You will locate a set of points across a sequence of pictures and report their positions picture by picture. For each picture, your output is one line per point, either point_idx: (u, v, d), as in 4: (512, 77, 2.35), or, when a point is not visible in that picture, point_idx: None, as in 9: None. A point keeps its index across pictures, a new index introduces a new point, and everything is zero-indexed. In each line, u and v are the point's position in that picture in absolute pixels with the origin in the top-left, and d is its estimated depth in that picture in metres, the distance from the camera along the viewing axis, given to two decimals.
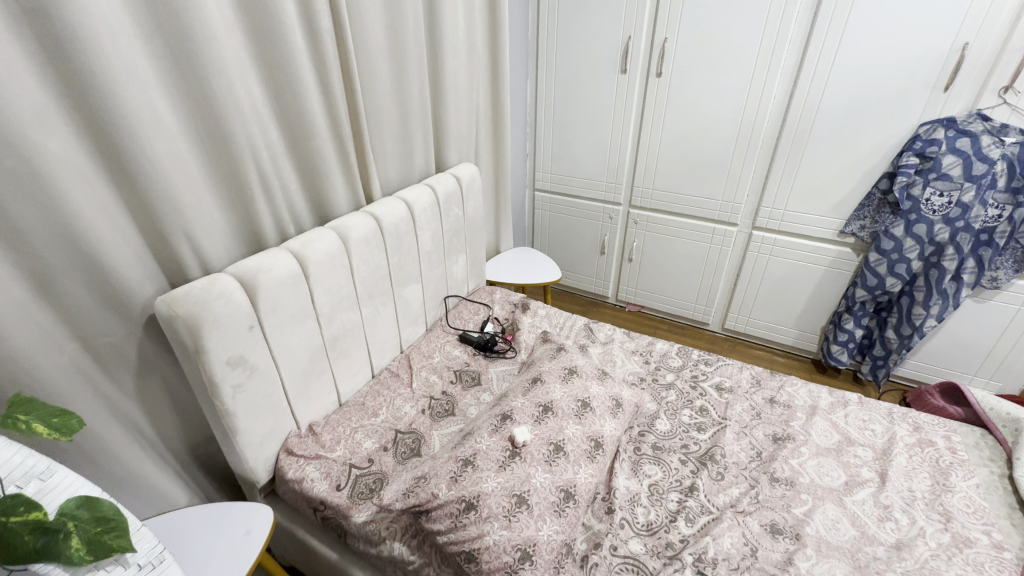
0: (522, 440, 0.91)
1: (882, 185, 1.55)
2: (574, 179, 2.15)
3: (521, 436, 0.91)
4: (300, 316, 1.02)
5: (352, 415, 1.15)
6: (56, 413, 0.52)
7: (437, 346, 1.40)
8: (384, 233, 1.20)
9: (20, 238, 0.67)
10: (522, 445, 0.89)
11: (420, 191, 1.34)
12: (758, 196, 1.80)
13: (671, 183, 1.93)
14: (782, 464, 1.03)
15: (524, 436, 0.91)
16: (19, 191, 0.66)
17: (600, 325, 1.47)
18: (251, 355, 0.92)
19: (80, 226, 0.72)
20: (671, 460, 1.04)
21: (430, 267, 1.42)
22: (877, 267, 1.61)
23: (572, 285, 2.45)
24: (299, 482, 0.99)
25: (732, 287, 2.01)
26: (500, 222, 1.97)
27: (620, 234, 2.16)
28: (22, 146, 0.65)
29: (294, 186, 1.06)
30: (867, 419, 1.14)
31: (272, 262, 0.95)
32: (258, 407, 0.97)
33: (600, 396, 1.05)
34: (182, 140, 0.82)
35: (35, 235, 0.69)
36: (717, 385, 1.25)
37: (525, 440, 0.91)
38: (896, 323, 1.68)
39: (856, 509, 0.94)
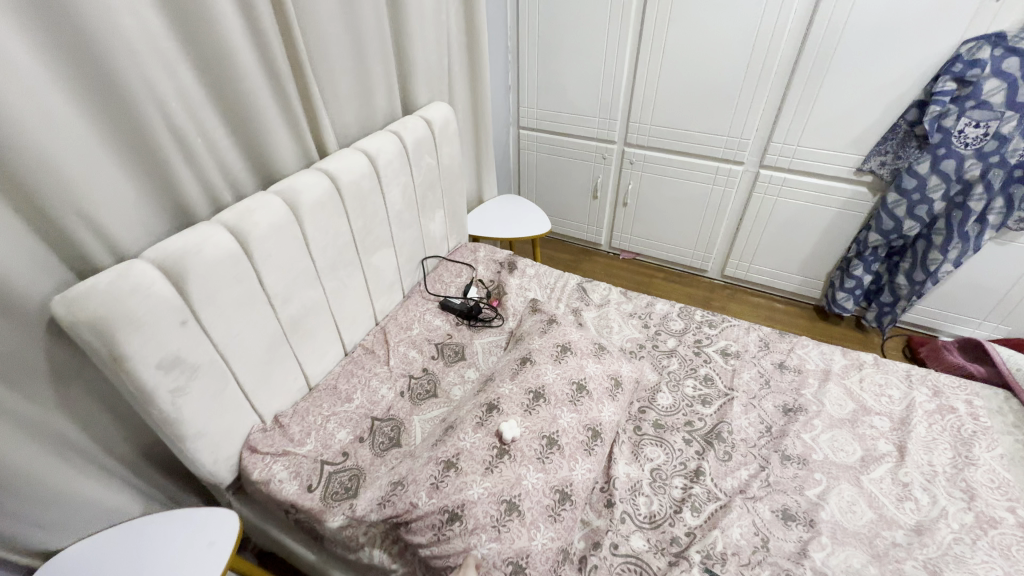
0: (511, 437, 0.80)
1: (910, 116, 1.38)
2: (563, 114, 1.92)
3: (509, 432, 0.80)
4: (249, 301, 0.87)
5: (324, 401, 1.04)
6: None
7: (416, 315, 1.26)
8: (342, 194, 1.02)
9: None
10: (511, 443, 0.79)
11: (384, 139, 1.14)
12: (769, 130, 1.61)
13: (672, 117, 1.72)
14: (793, 440, 0.95)
15: (513, 432, 0.80)
16: None
17: (594, 285, 1.35)
18: (189, 353, 0.78)
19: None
20: (674, 440, 0.96)
21: (402, 228, 1.25)
22: (895, 209, 1.47)
23: (562, 233, 2.29)
24: (265, 484, 0.89)
25: (734, 232, 1.87)
26: (481, 167, 1.77)
27: (614, 176, 1.98)
28: None
29: (225, 141, 0.87)
30: (884, 384, 1.06)
31: (202, 242, 0.77)
32: (209, 407, 0.85)
33: (598, 377, 0.93)
34: (51, 89, 0.62)
35: None
36: (722, 351, 1.14)
37: (515, 436, 0.80)
38: (908, 269, 1.57)
39: (873, 488, 0.87)
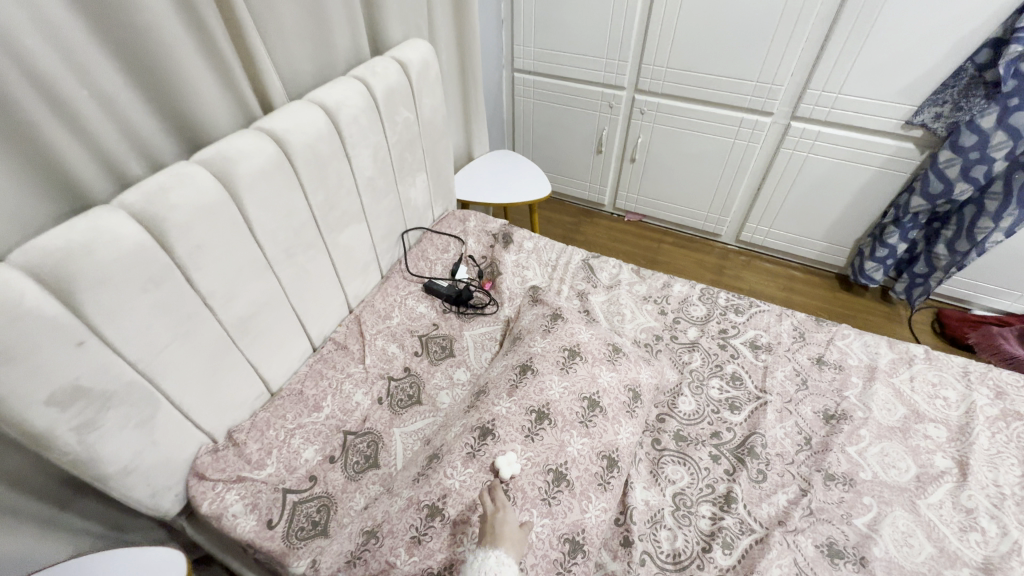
0: (510, 477, 0.65)
1: (981, 58, 1.16)
2: (565, 55, 1.66)
3: (507, 469, 0.65)
4: (176, 305, 0.68)
5: (288, 411, 0.88)
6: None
7: (396, 301, 1.09)
8: (294, 160, 0.81)
9: None
10: (509, 485, 0.64)
11: (347, 87, 0.91)
12: (806, 75, 1.38)
13: (692, 58, 1.47)
14: (838, 455, 0.82)
15: (511, 468, 0.65)
16: None
17: (602, 262, 1.17)
18: (94, 380, 0.60)
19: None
20: (699, 457, 0.82)
21: (376, 198, 1.05)
22: (946, 169, 1.27)
23: (562, 191, 2.08)
24: (216, 520, 0.74)
25: (754, 192, 1.67)
26: (470, 119, 1.53)
27: (622, 128, 1.74)
28: None
29: (124, 95, 0.65)
30: (938, 383, 0.92)
31: (95, 237, 0.57)
32: (136, 438, 0.68)
33: (614, 389, 0.77)
34: None
35: None
36: (752, 343, 0.99)
37: (515, 474, 0.65)
38: (951, 237, 1.40)
39: (932, 516, 0.75)
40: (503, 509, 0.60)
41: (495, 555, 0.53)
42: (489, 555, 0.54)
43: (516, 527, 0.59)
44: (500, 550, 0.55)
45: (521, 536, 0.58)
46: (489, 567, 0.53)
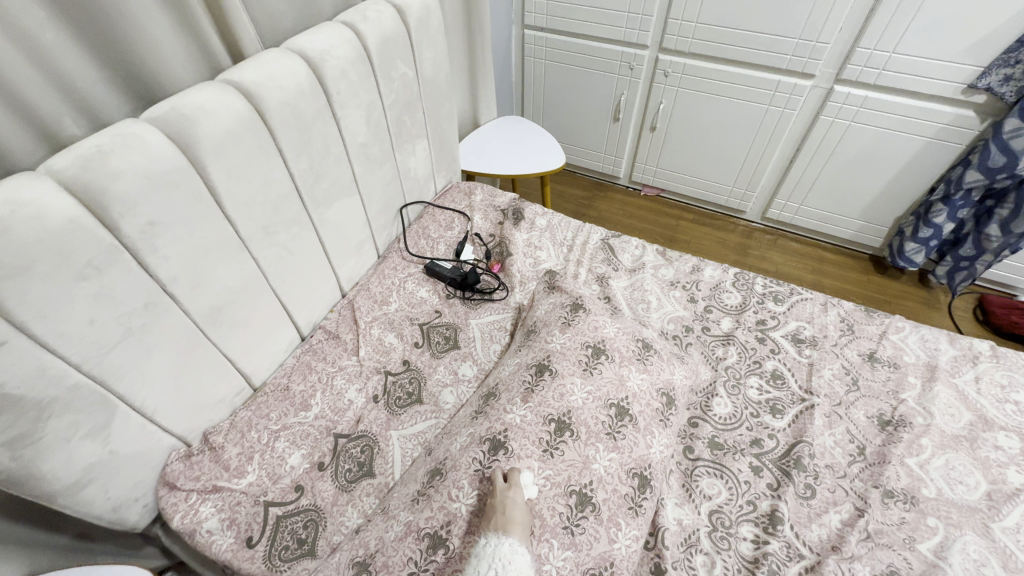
0: (529, 501, 0.55)
1: None
2: (581, 8, 1.49)
3: (527, 492, 0.55)
4: (126, 295, 0.57)
5: (272, 409, 0.78)
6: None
7: (394, 284, 0.97)
8: (270, 122, 0.69)
9: None
10: (532, 508, 0.54)
11: (334, 35, 0.77)
12: (856, 31, 1.22)
13: (726, 12, 1.31)
14: (896, 468, 0.72)
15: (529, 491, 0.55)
16: None
17: (624, 242, 1.05)
18: (22, 386, 0.50)
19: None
20: (738, 469, 0.72)
21: (370, 168, 0.92)
22: (1011, 140, 1.13)
23: (574, 162, 1.93)
24: (189, 537, 0.65)
25: (786, 165, 1.53)
26: (476, 80, 1.39)
27: (642, 92, 1.59)
28: None
29: (50, 33, 0.51)
30: (1007, 386, 0.81)
31: (12, 213, 0.46)
32: (85, 451, 0.58)
33: (644, 393, 0.67)
34: None
35: None
36: (794, 337, 0.88)
37: (533, 497, 0.55)
38: (1005, 218, 1.27)
39: (1008, 542, 0.65)
40: (514, 489, 0.54)
41: (509, 541, 0.47)
42: (502, 541, 0.48)
43: (524, 510, 0.52)
44: (512, 536, 0.48)
45: (529, 520, 0.52)
46: (502, 553, 0.47)
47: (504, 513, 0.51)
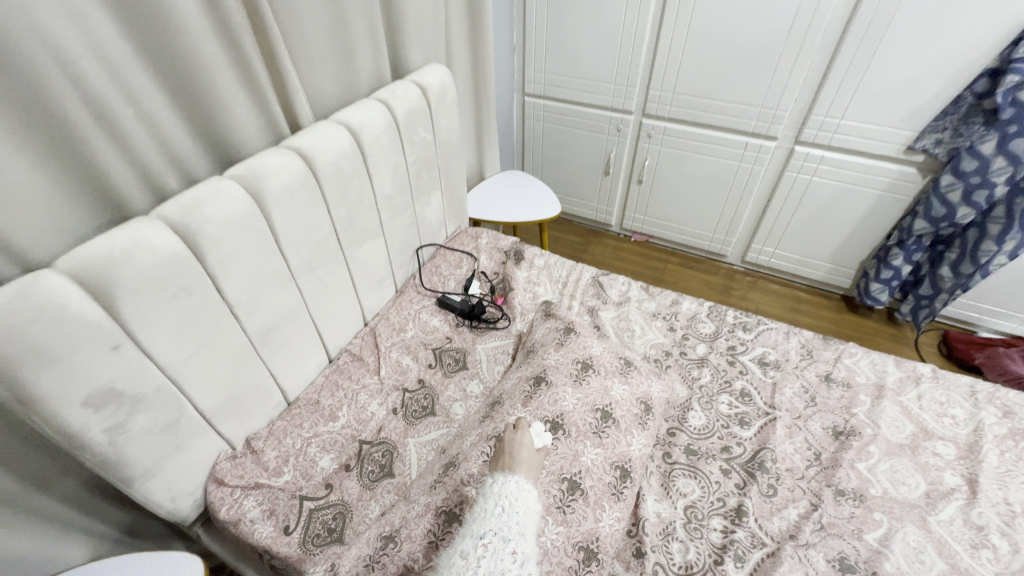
0: (540, 447, 0.68)
1: (979, 86, 1.20)
2: (574, 80, 1.72)
3: (538, 440, 0.68)
4: (203, 314, 0.71)
5: (304, 420, 0.90)
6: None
7: (410, 314, 1.11)
8: (319, 178, 0.85)
9: None
10: (542, 454, 0.67)
11: (370, 110, 0.95)
12: (809, 101, 1.43)
13: (698, 85, 1.53)
14: (847, 471, 0.82)
15: (542, 440, 0.68)
16: None
17: (611, 279, 1.19)
18: (127, 384, 0.63)
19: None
20: (710, 471, 0.83)
21: (393, 215, 1.09)
22: (948, 194, 1.31)
23: (570, 211, 2.12)
24: (234, 525, 0.75)
25: (760, 214, 1.71)
26: (482, 140, 1.58)
27: (629, 150, 1.79)
28: None
29: (165, 114, 0.68)
30: (946, 402, 0.93)
31: (134, 246, 0.60)
32: (158, 444, 0.70)
33: (625, 401, 0.79)
34: None
35: None
36: (760, 360, 1.01)
37: (545, 445, 0.69)
38: (955, 260, 1.42)
39: (943, 533, 0.75)
40: (521, 432, 0.68)
41: (515, 478, 0.58)
42: (509, 480, 0.58)
43: (532, 451, 0.65)
44: (518, 474, 0.59)
45: (537, 458, 0.65)
46: (509, 491, 0.57)
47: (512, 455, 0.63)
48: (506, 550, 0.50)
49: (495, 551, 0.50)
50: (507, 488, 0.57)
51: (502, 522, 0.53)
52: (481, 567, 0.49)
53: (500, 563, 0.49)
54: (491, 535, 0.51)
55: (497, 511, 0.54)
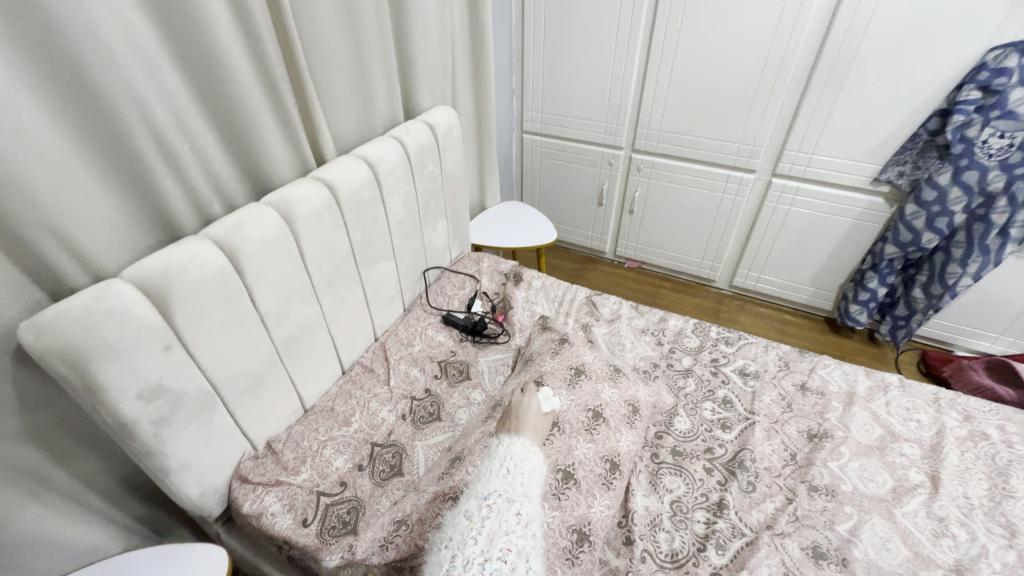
0: (549, 407, 0.81)
1: (932, 125, 1.33)
2: (569, 119, 1.87)
3: (546, 403, 0.81)
4: (238, 322, 0.80)
5: (320, 425, 0.98)
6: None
7: (417, 330, 1.20)
8: (341, 205, 0.96)
9: None
10: (550, 414, 0.80)
11: (386, 146, 1.08)
12: (782, 138, 1.56)
13: (681, 123, 1.67)
14: (820, 469, 0.90)
15: (551, 404, 0.81)
16: None
17: (604, 298, 1.29)
18: (174, 381, 0.72)
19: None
20: (694, 469, 0.90)
21: (404, 239, 1.19)
22: (913, 221, 1.42)
23: (566, 239, 2.24)
24: (257, 518, 0.82)
25: (744, 241, 1.82)
26: (484, 173, 1.71)
27: (621, 182, 1.92)
28: None
29: (214, 150, 0.80)
30: (911, 408, 1.01)
31: (187, 260, 0.71)
32: (194, 439, 0.78)
33: (614, 403, 0.88)
34: (21, 97, 0.56)
35: None
36: (740, 371, 1.09)
37: (552, 407, 0.82)
38: (925, 282, 1.52)
39: (908, 523, 0.82)
40: (531, 395, 0.81)
41: (521, 439, 0.69)
42: (515, 441, 0.69)
43: (538, 411, 0.79)
44: (523, 438, 0.71)
45: (543, 417, 0.78)
46: (514, 451, 0.68)
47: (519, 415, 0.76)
48: (509, 510, 0.59)
49: (498, 511, 0.59)
50: (513, 448, 0.68)
51: (505, 482, 0.62)
52: (487, 525, 0.57)
53: (505, 522, 0.58)
54: (495, 497, 0.60)
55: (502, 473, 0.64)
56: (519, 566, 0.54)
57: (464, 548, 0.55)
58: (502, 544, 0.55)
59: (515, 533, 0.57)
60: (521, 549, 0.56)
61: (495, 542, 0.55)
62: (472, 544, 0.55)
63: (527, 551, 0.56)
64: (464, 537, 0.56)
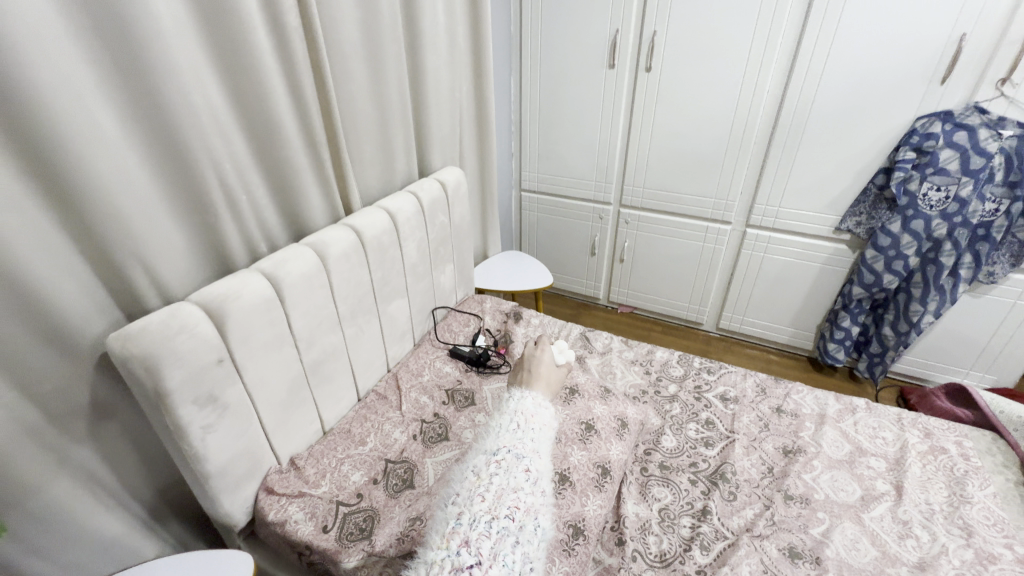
0: (562, 354, 1.05)
1: (878, 181, 1.52)
2: (563, 178, 2.08)
3: (561, 354, 1.05)
4: (276, 345, 0.93)
5: (338, 444, 1.07)
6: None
7: (426, 362, 1.32)
8: (365, 247, 1.11)
9: None
10: (560, 359, 1.03)
11: (403, 199, 1.25)
12: (752, 193, 1.75)
13: (662, 181, 1.88)
14: (795, 480, 0.99)
15: (565, 355, 1.06)
16: None
17: (596, 333, 1.42)
18: (221, 392, 0.83)
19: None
20: (681, 481, 0.99)
21: (416, 279, 1.34)
22: (874, 264, 1.57)
23: (562, 287, 2.39)
24: (281, 525, 0.90)
25: (726, 286, 1.97)
26: (487, 225, 1.89)
27: (611, 234, 2.10)
28: None
29: (263, 199, 0.96)
30: (877, 426, 1.11)
31: (241, 288, 0.85)
32: (232, 447, 0.87)
33: (604, 418, 1.02)
34: (130, 155, 0.72)
35: None
36: (721, 396, 1.20)
37: (565, 357, 1.06)
38: (892, 321, 1.66)
39: (875, 526, 0.90)
40: (543, 348, 1.04)
41: (531, 393, 0.86)
42: (525, 395, 0.86)
43: (548, 365, 0.99)
44: (535, 395, 0.87)
45: (554, 369, 1.00)
46: (526, 405, 0.83)
47: (534, 360, 0.99)
48: (518, 468, 0.70)
49: (506, 468, 0.70)
50: (524, 402, 0.83)
51: (515, 437, 0.76)
52: (495, 482, 0.67)
53: (512, 479, 0.68)
54: (503, 455, 0.71)
55: (513, 428, 0.77)
56: (526, 521, 0.64)
57: (471, 506, 0.64)
58: (510, 502, 0.65)
59: (524, 491, 0.67)
60: (528, 508, 0.66)
61: (502, 500, 0.65)
62: (479, 501, 0.65)
63: (534, 508, 0.67)
64: (472, 494, 0.66)
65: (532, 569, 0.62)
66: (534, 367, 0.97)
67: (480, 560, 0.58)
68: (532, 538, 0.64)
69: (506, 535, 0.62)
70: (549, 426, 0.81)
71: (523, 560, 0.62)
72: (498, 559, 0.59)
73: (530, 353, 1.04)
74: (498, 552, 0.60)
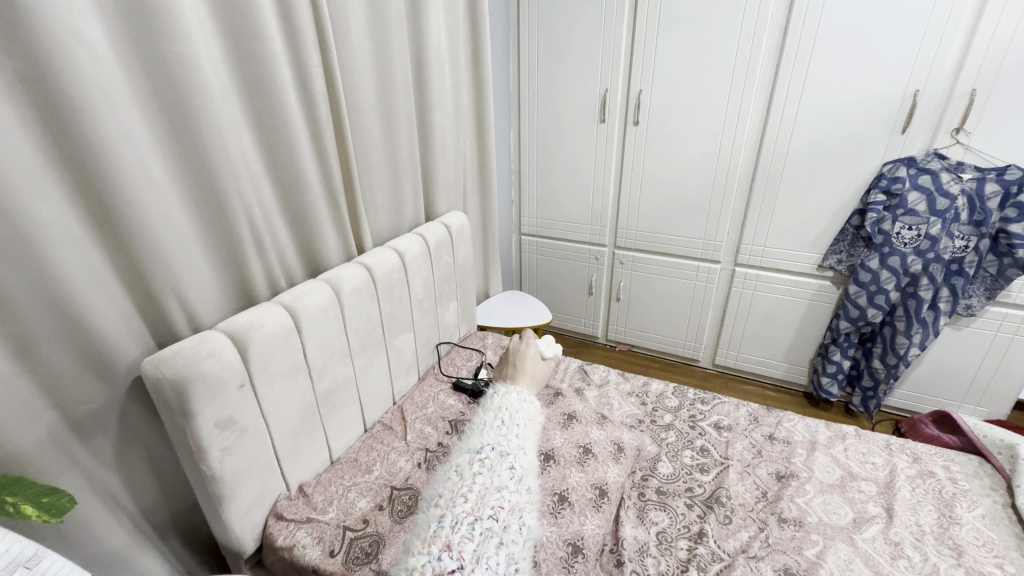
0: (546, 346, 1.35)
1: (854, 221, 1.62)
2: (560, 222, 2.19)
3: (545, 346, 1.36)
4: (291, 372, 0.99)
5: (345, 472, 1.11)
6: (46, 491, 0.53)
7: (431, 395, 1.37)
8: (375, 283, 1.20)
9: (17, 318, 0.66)
10: (543, 350, 1.33)
11: (410, 240, 1.35)
12: (738, 234, 1.86)
13: (654, 224, 1.99)
14: (788, 503, 1.02)
15: (549, 348, 1.36)
16: (22, 271, 0.65)
17: (594, 367, 1.47)
18: (240, 416, 0.88)
19: (53, 282, 0.69)
20: (677, 505, 1.01)
21: (421, 315, 1.41)
22: (857, 299, 1.65)
23: (562, 327, 2.46)
24: (289, 550, 0.93)
25: (720, 323, 2.04)
26: (488, 266, 1.99)
27: (607, 275, 2.20)
28: (24, 226, 0.64)
29: (285, 240, 1.05)
30: (867, 452, 1.14)
31: (263, 318, 0.93)
32: (247, 470, 0.92)
33: (601, 442, 1.11)
34: (174, 199, 0.82)
35: (31, 313, 0.67)
36: (715, 425, 1.24)
37: (551, 349, 1.36)
38: (880, 354, 1.71)
39: (868, 548, 0.92)
40: (528, 343, 1.34)
41: (515, 388, 1.07)
42: (510, 391, 1.07)
43: (532, 360, 1.26)
44: (518, 389, 1.09)
45: (538, 364, 1.28)
46: (510, 401, 1.03)
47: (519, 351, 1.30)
48: (502, 465, 0.85)
49: (489, 465, 0.86)
50: (509, 399, 1.03)
51: (497, 435, 0.93)
52: (478, 481, 0.82)
53: (496, 477, 0.83)
54: (484, 454, 0.87)
55: (497, 425, 0.96)
56: (509, 518, 0.78)
57: (453, 508, 0.77)
58: (494, 502, 0.79)
59: (507, 490, 0.81)
60: (511, 507, 0.80)
61: (486, 501, 0.79)
62: (462, 502, 0.78)
63: (517, 506, 0.80)
64: (455, 494, 0.80)
65: (517, 567, 0.73)
66: (517, 360, 1.26)
67: (462, 563, 0.69)
68: (517, 537, 0.77)
69: (489, 537, 0.74)
70: (531, 419, 1.01)
71: (509, 560, 0.73)
72: (481, 561, 0.70)
73: (518, 347, 1.35)
74: (481, 555, 0.71)
